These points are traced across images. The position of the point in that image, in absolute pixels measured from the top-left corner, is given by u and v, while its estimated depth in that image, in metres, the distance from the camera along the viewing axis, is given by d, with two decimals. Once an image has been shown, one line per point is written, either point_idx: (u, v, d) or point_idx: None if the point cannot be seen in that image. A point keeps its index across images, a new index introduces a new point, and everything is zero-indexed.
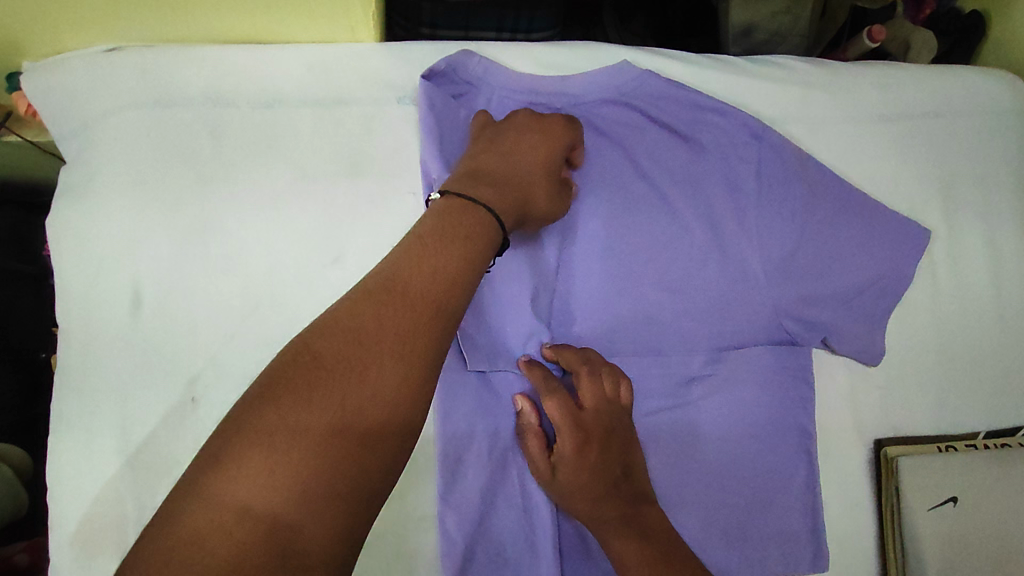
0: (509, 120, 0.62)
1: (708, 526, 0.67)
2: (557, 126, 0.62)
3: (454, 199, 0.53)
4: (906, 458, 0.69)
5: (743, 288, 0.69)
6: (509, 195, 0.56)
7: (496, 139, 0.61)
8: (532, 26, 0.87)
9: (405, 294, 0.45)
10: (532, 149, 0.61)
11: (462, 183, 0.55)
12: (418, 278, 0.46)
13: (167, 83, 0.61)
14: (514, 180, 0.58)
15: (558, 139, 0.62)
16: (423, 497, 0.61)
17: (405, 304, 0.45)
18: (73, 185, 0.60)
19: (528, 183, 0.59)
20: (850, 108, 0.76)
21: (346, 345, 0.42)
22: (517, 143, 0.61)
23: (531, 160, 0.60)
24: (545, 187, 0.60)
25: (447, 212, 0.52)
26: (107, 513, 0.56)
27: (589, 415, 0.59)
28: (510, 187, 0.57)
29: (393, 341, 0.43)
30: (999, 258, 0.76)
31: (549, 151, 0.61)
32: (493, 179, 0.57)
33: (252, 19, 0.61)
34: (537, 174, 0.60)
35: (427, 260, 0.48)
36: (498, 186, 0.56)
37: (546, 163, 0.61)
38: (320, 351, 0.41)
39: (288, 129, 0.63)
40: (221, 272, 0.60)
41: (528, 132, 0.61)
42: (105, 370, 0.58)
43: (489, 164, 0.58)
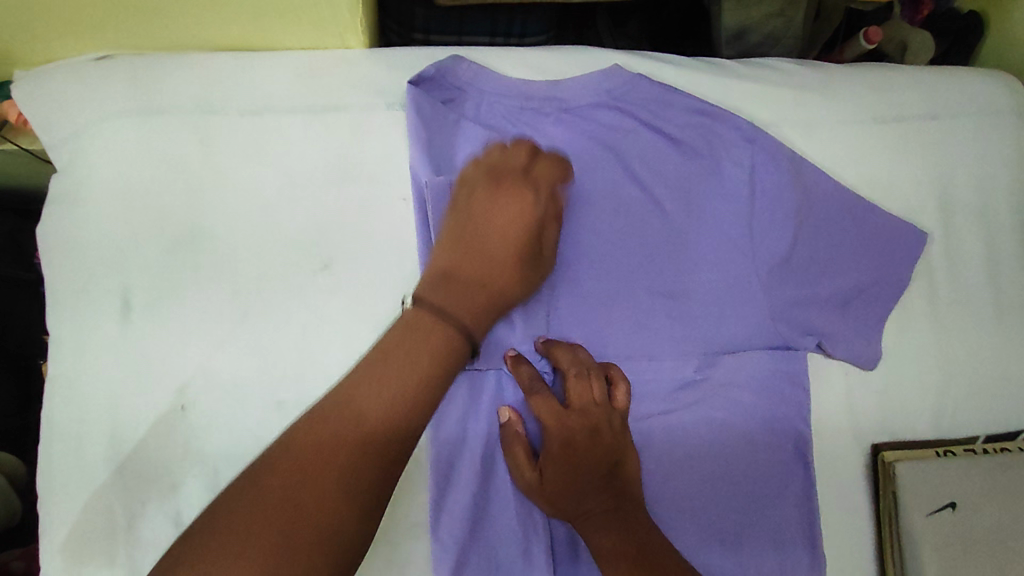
0: (487, 185, 0.62)
1: (704, 533, 0.66)
2: (533, 196, 0.62)
3: (424, 310, 0.56)
4: (905, 463, 0.68)
5: (738, 292, 0.68)
6: (482, 296, 0.59)
7: (472, 213, 0.61)
8: (525, 30, 0.86)
9: (381, 392, 0.51)
10: (506, 227, 0.61)
11: (436, 284, 0.57)
12: (396, 377, 0.52)
13: (156, 91, 0.62)
14: (489, 274, 0.60)
15: (534, 210, 0.62)
16: (415, 504, 0.61)
17: (378, 400, 0.51)
18: (63, 194, 0.60)
19: (503, 276, 0.60)
20: (845, 110, 0.75)
21: (323, 437, 0.49)
22: (491, 219, 0.61)
23: (506, 241, 0.61)
24: (521, 272, 0.61)
25: (416, 321, 0.55)
26: (96, 521, 0.56)
27: (574, 413, 0.61)
28: (482, 285, 0.59)
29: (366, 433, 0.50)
30: (998, 261, 0.75)
31: (524, 227, 0.62)
32: (467, 276, 0.59)
33: (240, 26, 0.62)
34: (510, 256, 0.61)
35: (405, 361, 0.53)
36: (471, 288, 0.58)
37: (521, 240, 0.61)
38: (303, 441, 0.49)
39: (278, 136, 0.63)
40: (210, 279, 0.60)
41: (502, 206, 0.62)
42: (94, 378, 0.58)
43: (465, 255, 0.60)
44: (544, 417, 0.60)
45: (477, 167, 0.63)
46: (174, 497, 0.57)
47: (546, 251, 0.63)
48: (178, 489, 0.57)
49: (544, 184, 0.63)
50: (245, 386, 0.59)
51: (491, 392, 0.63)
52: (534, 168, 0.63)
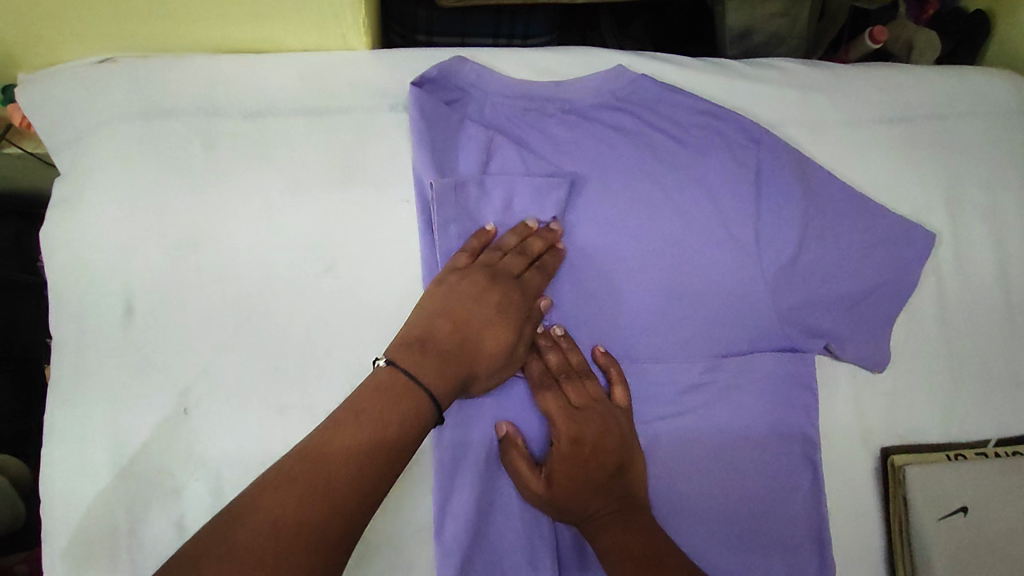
0: (478, 274, 0.59)
1: (711, 537, 0.65)
2: (522, 299, 0.59)
3: (394, 375, 0.52)
4: (914, 467, 0.67)
5: (744, 293, 0.67)
6: (452, 376, 0.54)
7: (456, 295, 0.57)
8: (528, 31, 0.86)
9: (369, 430, 0.49)
10: (490, 316, 0.57)
11: (409, 352, 0.54)
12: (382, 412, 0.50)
13: (158, 93, 0.62)
14: (461, 360, 0.55)
15: (521, 309, 0.59)
16: (419, 508, 0.60)
17: (364, 448, 0.48)
18: (67, 196, 0.60)
19: (480, 349, 0.56)
20: (851, 110, 0.75)
21: (315, 471, 0.46)
22: (476, 305, 0.57)
23: (488, 331, 0.57)
24: (494, 364, 0.57)
25: (387, 387, 0.51)
26: (98, 525, 0.56)
27: (583, 413, 0.60)
28: (453, 364, 0.54)
29: (357, 470, 0.47)
30: (1009, 261, 0.75)
31: (507, 322, 0.58)
32: (441, 354, 0.54)
33: (243, 28, 0.62)
34: (487, 346, 0.57)
35: (393, 396, 0.51)
36: (443, 364, 0.54)
37: (503, 335, 0.57)
38: (293, 476, 0.45)
39: (281, 139, 0.63)
40: (212, 282, 0.60)
41: (490, 295, 0.58)
42: (96, 382, 0.57)
43: (446, 327, 0.56)
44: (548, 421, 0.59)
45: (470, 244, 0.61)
46: (177, 501, 0.57)
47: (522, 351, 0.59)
48: (180, 493, 0.57)
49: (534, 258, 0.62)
50: (249, 388, 0.58)
51: (495, 394, 0.62)
52: (528, 275, 0.61)
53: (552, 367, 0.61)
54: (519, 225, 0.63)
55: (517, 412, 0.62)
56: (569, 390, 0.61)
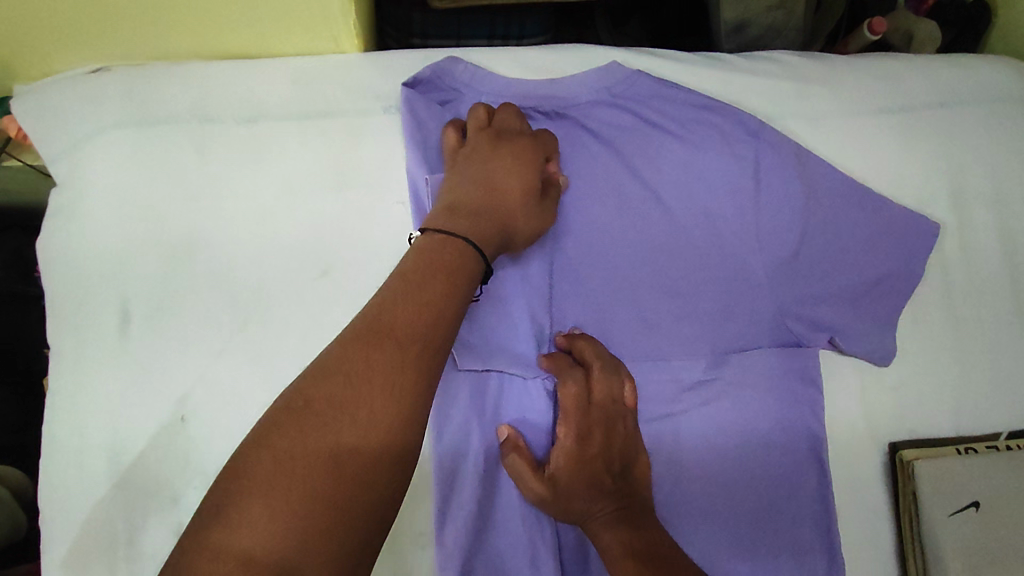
0: (479, 139, 0.61)
1: (717, 537, 0.64)
2: (532, 144, 0.62)
3: (434, 236, 0.53)
4: (923, 462, 0.65)
5: (746, 288, 0.66)
6: (489, 231, 0.56)
7: (470, 164, 0.60)
8: (523, 31, 0.86)
9: (389, 342, 0.45)
10: (506, 172, 0.60)
11: (441, 219, 0.55)
12: (398, 317, 0.46)
13: (151, 100, 0.62)
14: (496, 212, 0.58)
15: (536, 156, 0.62)
16: (419, 513, 0.59)
17: (423, 305, 0.48)
18: (63, 206, 0.60)
19: (507, 205, 0.59)
20: (850, 100, 0.74)
21: (337, 392, 0.42)
22: (492, 163, 0.60)
23: (512, 178, 0.60)
24: (528, 209, 0.60)
25: (428, 250, 0.52)
26: (96, 535, 0.56)
27: (596, 407, 0.60)
28: (488, 218, 0.56)
29: (382, 385, 0.43)
30: (1016, 251, 0.73)
31: (526, 164, 0.61)
32: (475, 211, 0.56)
33: (233, 33, 0.62)
34: (515, 192, 0.60)
35: (408, 298, 0.48)
36: (481, 219, 0.56)
37: (526, 176, 0.60)
38: (309, 404, 0.42)
39: (274, 143, 0.63)
40: (207, 288, 0.59)
41: (501, 149, 0.60)
42: (94, 390, 0.57)
43: (468, 194, 0.58)
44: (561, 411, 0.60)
45: (464, 122, 0.64)
46: (175, 510, 0.57)
47: (551, 198, 0.62)
48: (178, 501, 0.57)
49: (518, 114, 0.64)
50: (246, 395, 0.58)
51: (494, 396, 0.61)
52: (527, 130, 0.63)
53: (576, 355, 0.61)
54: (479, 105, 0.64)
55: (517, 411, 0.62)
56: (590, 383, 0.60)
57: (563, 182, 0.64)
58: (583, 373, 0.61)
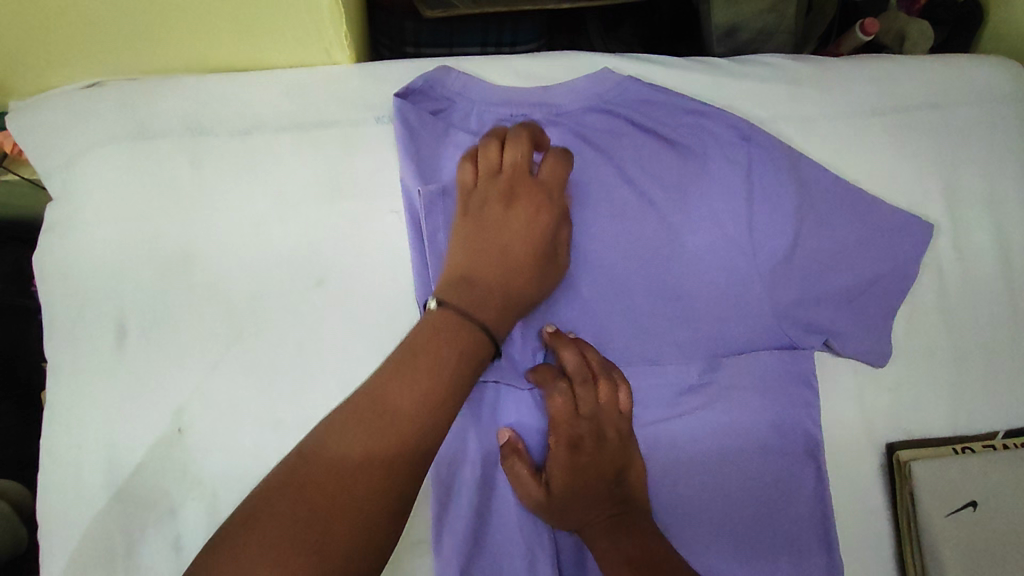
0: (491, 190, 0.61)
1: (715, 541, 0.64)
2: (547, 194, 0.61)
3: (450, 313, 0.53)
4: (919, 462, 0.66)
5: (741, 292, 0.66)
6: (502, 305, 0.56)
7: (483, 218, 0.60)
8: (516, 38, 0.87)
9: (387, 426, 0.47)
10: (519, 232, 0.60)
11: (457, 290, 0.55)
12: (400, 398, 0.48)
13: (146, 115, 0.62)
14: (511, 275, 0.58)
15: (549, 205, 0.61)
16: (418, 521, 0.60)
17: (427, 381, 0.49)
18: (58, 222, 0.61)
19: (521, 270, 0.59)
20: (842, 102, 0.74)
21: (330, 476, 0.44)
22: (505, 221, 0.60)
23: (526, 234, 0.60)
24: (543, 266, 0.60)
25: (440, 323, 0.52)
26: (94, 548, 0.56)
27: (587, 420, 0.59)
28: (502, 290, 0.57)
29: (376, 473, 0.45)
30: (1011, 250, 0.73)
31: (539, 223, 0.61)
32: (490, 277, 0.57)
33: (226, 47, 0.62)
34: (529, 254, 0.59)
35: (413, 376, 0.49)
36: (497, 286, 0.57)
37: (540, 232, 0.60)
38: (305, 475, 0.44)
39: (267, 155, 0.63)
40: (203, 301, 0.60)
41: (516, 204, 0.60)
42: (90, 404, 0.58)
43: (483, 257, 0.58)
44: (551, 418, 0.60)
45: (479, 159, 0.62)
46: (173, 522, 0.57)
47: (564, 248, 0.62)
48: (176, 513, 0.57)
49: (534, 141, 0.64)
50: (243, 406, 0.58)
51: (491, 403, 0.61)
52: (541, 172, 0.62)
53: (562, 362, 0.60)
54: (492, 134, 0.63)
55: (514, 418, 0.62)
56: (578, 394, 0.59)
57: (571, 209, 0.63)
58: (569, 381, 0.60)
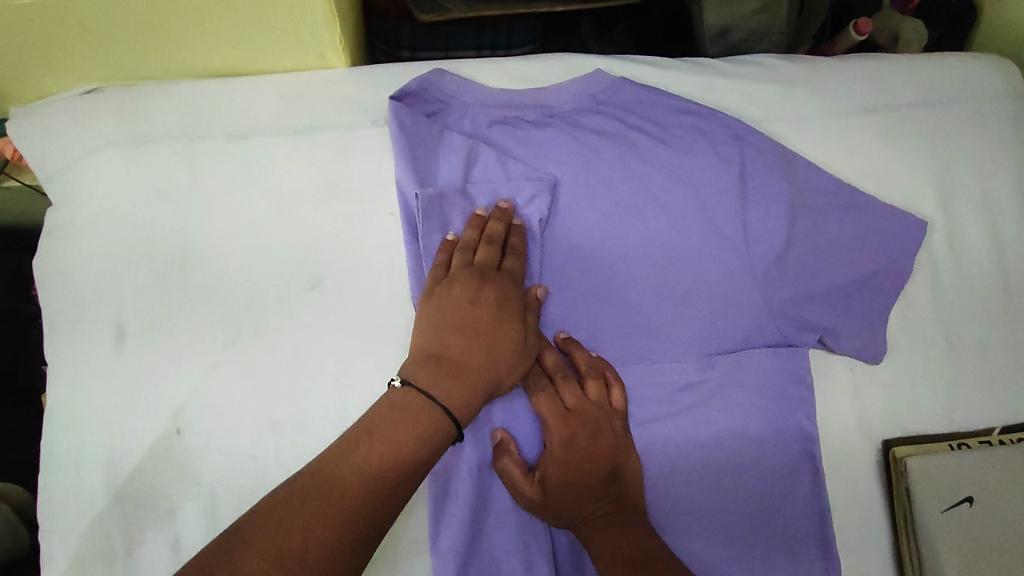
0: (463, 276, 0.58)
1: (712, 538, 0.64)
2: (514, 281, 0.59)
3: (412, 394, 0.51)
4: (915, 458, 0.66)
5: (735, 291, 0.66)
6: (470, 389, 0.53)
7: (453, 303, 0.57)
8: (511, 41, 0.87)
9: (346, 491, 0.46)
10: (492, 316, 0.56)
11: (422, 372, 0.53)
12: (346, 483, 0.46)
13: (144, 119, 0.63)
14: (482, 360, 0.55)
15: (518, 296, 0.59)
16: (415, 520, 0.60)
17: (393, 446, 0.49)
18: (58, 225, 0.62)
19: (493, 356, 0.55)
20: (834, 101, 0.74)
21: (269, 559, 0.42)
22: (471, 306, 0.56)
23: (495, 323, 0.56)
24: (512, 355, 0.56)
25: (400, 405, 0.51)
26: (94, 548, 0.56)
27: (574, 413, 0.60)
28: (471, 374, 0.54)
29: (313, 564, 0.43)
30: (1005, 247, 0.74)
31: (512, 309, 0.58)
32: (454, 367, 0.54)
33: (222, 52, 0.63)
34: (503, 341, 0.56)
35: (364, 458, 0.48)
36: (460, 375, 0.53)
37: (510, 321, 0.57)
38: (261, 532, 0.43)
39: (264, 159, 0.64)
40: (201, 303, 0.60)
41: (484, 292, 0.57)
42: (90, 406, 0.58)
43: (452, 342, 0.55)
44: (543, 416, 0.60)
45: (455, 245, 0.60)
46: (173, 522, 0.57)
47: (534, 338, 0.59)
48: (176, 513, 0.57)
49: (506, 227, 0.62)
50: (241, 407, 0.59)
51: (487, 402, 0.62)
52: (509, 263, 0.61)
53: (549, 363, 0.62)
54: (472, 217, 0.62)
55: (510, 418, 0.62)
56: (561, 390, 0.61)
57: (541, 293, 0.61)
58: (558, 380, 0.61)
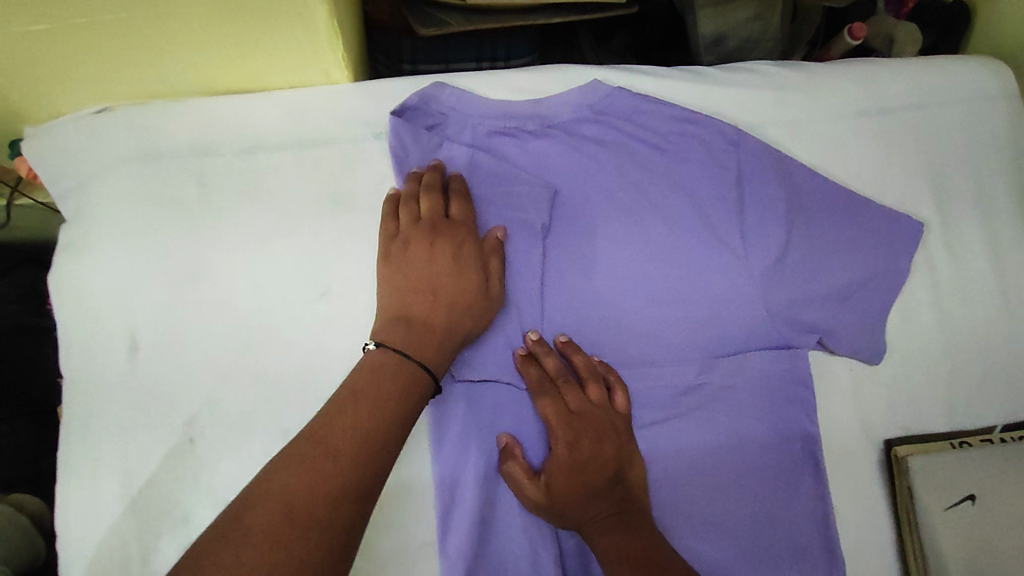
0: (414, 236, 0.62)
1: (716, 539, 0.65)
2: (464, 230, 0.62)
3: (387, 352, 0.56)
4: (916, 457, 0.67)
5: (734, 293, 0.67)
6: (444, 341, 0.58)
7: (408, 264, 0.61)
8: (510, 53, 0.89)
9: (377, 396, 0.53)
10: (449, 268, 0.60)
11: (394, 333, 0.57)
12: (375, 396, 0.53)
13: (154, 137, 0.65)
14: (447, 310, 0.59)
15: (473, 244, 0.62)
16: (422, 525, 0.61)
17: (397, 382, 0.54)
18: (72, 241, 0.63)
19: (458, 305, 0.60)
20: (829, 105, 0.76)
21: (285, 515, 0.45)
22: (429, 263, 0.60)
23: (453, 276, 0.60)
24: (477, 303, 0.61)
25: (380, 364, 0.55)
26: (110, 556, 0.58)
27: (578, 416, 0.61)
28: (442, 327, 0.59)
29: (360, 447, 0.50)
30: (1001, 246, 0.75)
31: (465, 257, 0.61)
32: (422, 325, 0.58)
33: (229, 71, 0.65)
34: (464, 290, 0.60)
35: (379, 383, 0.53)
36: (432, 329, 0.58)
37: (468, 270, 0.61)
38: (318, 428, 0.50)
39: (271, 173, 0.65)
40: (211, 315, 0.62)
41: (437, 248, 0.61)
42: (103, 417, 0.60)
43: (416, 300, 0.59)
44: (547, 419, 0.61)
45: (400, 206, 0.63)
46: (186, 530, 0.58)
47: (497, 284, 0.63)
48: (189, 521, 0.59)
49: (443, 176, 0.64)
50: (252, 416, 0.60)
51: (491, 407, 0.63)
52: (453, 210, 0.63)
53: (550, 367, 0.62)
54: (411, 174, 0.64)
55: (514, 423, 0.63)
56: (565, 394, 0.62)
57: (501, 236, 0.64)
58: (560, 385, 0.62)
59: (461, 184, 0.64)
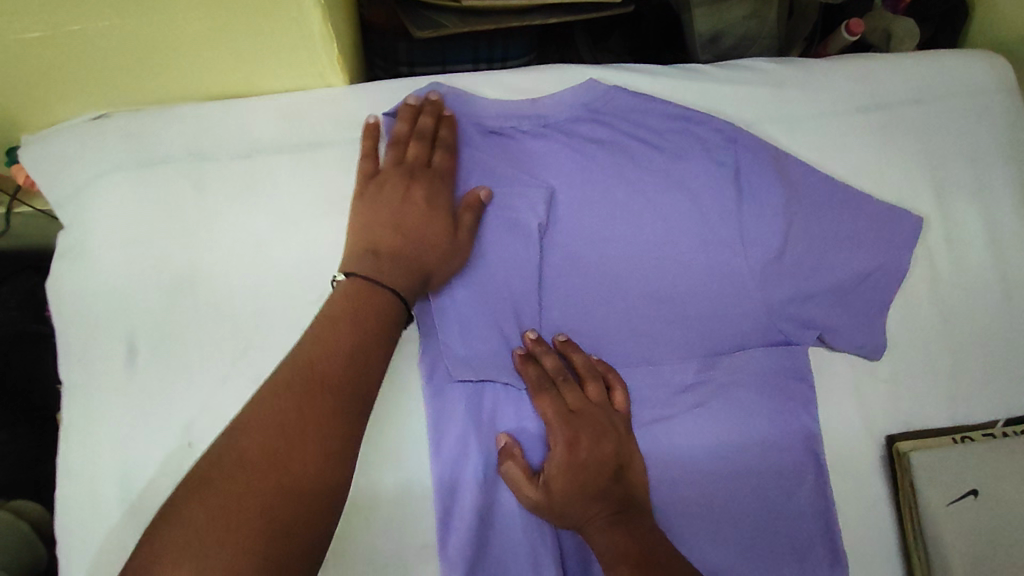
0: (394, 174, 0.62)
1: (718, 538, 0.65)
2: (443, 182, 0.63)
3: (357, 282, 0.56)
4: (918, 453, 0.66)
5: (731, 289, 0.67)
6: (411, 277, 0.58)
7: (383, 201, 0.61)
8: (507, 54, 0.89)
9: (353, 323, 0.54)
10: (421, 211, 0.61)
11: (363, 265, 0.57)
12: (351, 320, 0.54)
13: (150, 143, 0.65)
14: (416, 250, 0.59)
15: (448, 194, 0.63)
16: (423, 528, 0.61)
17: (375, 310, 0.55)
18: (70, 247, 0.64)
19: (426, 250, 0.60)
20: (825, 100, 0.75)
21: (279, 438, 0.47)
22: (404, 202, 0.61)
23: (424, 219, 0.61)
24: (443, 249, 0.60)
25: (351, 294, 0.56)
26: (110, 562, 0.57)
27: (577, 414, 0.61)
28: (410, 264, 0.59)
29: (342, 371, 0.51)
30: (1001, 240, 0.74)
31: (440, 206, 0.62)
32: (391, 260, 0.58)
33: (223, 76, 0.65)
34: (433, 236, 0.60)
35: (353, 314, 0.54)
36: (397, 266, 0.58)
37: (439, 216, 0.61)
38: (300, 359, 0.51)
39: (267, 176, 0.65)
40: (209, 318, 0.62)
41: (414, 189, 0.61)
42: (102, 421, 0.60)
43: (386, 237, 0.59)
44: (546, 417, 0.61)
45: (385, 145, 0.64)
46: None
47: (466, 236, 0.62)
48: None
49: (438, 120, 0.65)
50: None
51: (490, 407, 0.63)
52: (436, 158, 0.64)
53: (547, 364, 0.62)
54: (403, 109, 0.65)
55: (514, 423, 0.63)
56: (564, 393, 0.62)
57: (485, 196, 0.63)
58: (558, 383, 0.62)
59: (452, 133, 0.65)
